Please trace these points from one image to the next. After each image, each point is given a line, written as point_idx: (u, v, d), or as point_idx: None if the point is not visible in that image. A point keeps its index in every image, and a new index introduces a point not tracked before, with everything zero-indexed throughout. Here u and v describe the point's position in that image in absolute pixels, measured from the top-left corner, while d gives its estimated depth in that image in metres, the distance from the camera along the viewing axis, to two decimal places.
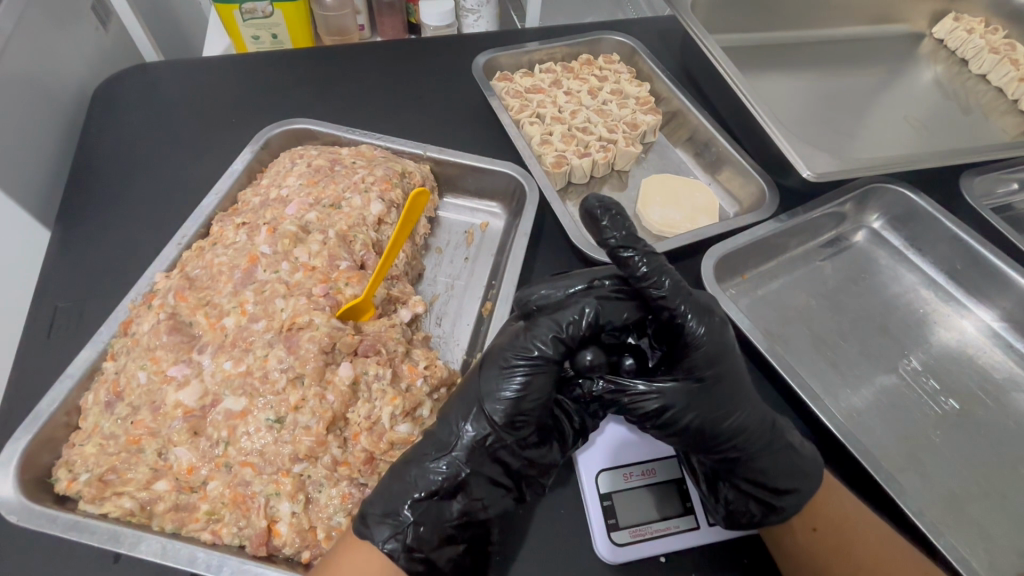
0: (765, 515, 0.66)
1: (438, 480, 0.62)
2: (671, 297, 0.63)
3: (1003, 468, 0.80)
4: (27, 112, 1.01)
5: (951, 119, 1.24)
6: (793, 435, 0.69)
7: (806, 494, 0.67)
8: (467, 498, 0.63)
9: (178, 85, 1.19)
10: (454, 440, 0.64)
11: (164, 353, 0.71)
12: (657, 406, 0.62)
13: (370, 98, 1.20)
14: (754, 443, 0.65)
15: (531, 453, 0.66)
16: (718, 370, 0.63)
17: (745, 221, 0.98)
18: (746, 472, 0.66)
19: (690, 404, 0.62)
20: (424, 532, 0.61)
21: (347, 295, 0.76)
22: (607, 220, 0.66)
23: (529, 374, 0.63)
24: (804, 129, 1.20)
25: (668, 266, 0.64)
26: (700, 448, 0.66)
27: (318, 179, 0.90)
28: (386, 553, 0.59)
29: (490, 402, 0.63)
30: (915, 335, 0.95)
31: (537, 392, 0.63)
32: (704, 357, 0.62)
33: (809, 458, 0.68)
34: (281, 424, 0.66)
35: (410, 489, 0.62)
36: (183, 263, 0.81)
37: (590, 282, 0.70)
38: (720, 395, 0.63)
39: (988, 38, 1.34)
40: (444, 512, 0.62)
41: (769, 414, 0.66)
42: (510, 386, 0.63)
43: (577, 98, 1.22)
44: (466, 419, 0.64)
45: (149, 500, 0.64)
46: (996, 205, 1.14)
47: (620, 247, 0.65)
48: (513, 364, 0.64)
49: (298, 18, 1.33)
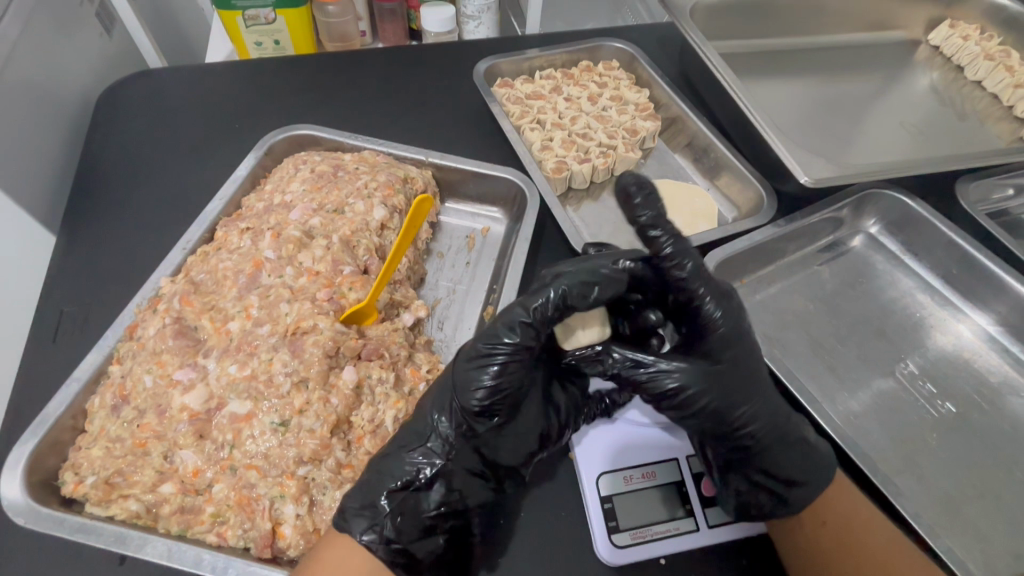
0: (774, 506, 0.67)
1: (415, 472, 0.64)
2: (693, 280, 0.65)
3: (999, 470, 0.81)
4: (32, 118, 1.02)
5: (947, 125, 1.26)
6: (808, 431, 0.69)
7: (816, 488, 0.67)
8: (445, 490, 0.65)
9: (182, 91, 1.20)
10: (431, 431, 0.65)
11: (170, 357, 0.72)
12: (676, 385, 0.63)
13: (372, 104, 1.21)
14: (768, 433, 0.66)
15: (506, 443, 0.66)
16: (735, 353, 0.65)
17: (743, 227, 0.99)
18: (759, 462, 0.67)
19: (709, 386, 0.64)
20: (402, 524, 0.62)
21: (350, 300, 0.77)
22: (642, 199, 0.66)
23: (505, 363, 0.62)
24: (802, 135, 1.21)
25: (693, 250, 0.65)
26: (713, 434, 0.67)
27: (321, 185, 0.91)
28: (363, 545, 0.59)
29: (465, 390, 0.62)
30: (912, 339, 0.96)
31: (511, 381, 0.62)
32: (725, 339, 0.65)
33: (822, 456, 0.68)
34: (285, 427, 0.67)
35: (387, 480, 0.63)
36: (188, 268, 0.82)
37: (614, 262, 0.70)
38: (737, 379, 0.65)
39: (983, 45, 1.36)
40: (421, 504, 0.63)
41: (785, 408, 0.68)
42: (483, 376, 0.62)
43: (576, 104, 1.23)
44: (441, 411, 0.66)
45: (154, 503, 0.65)
46: (992, 211, 1.15)
47: (649, 226, 0.66)
48: (489, 352, 0.62)
49: (301, 25, 1.34)
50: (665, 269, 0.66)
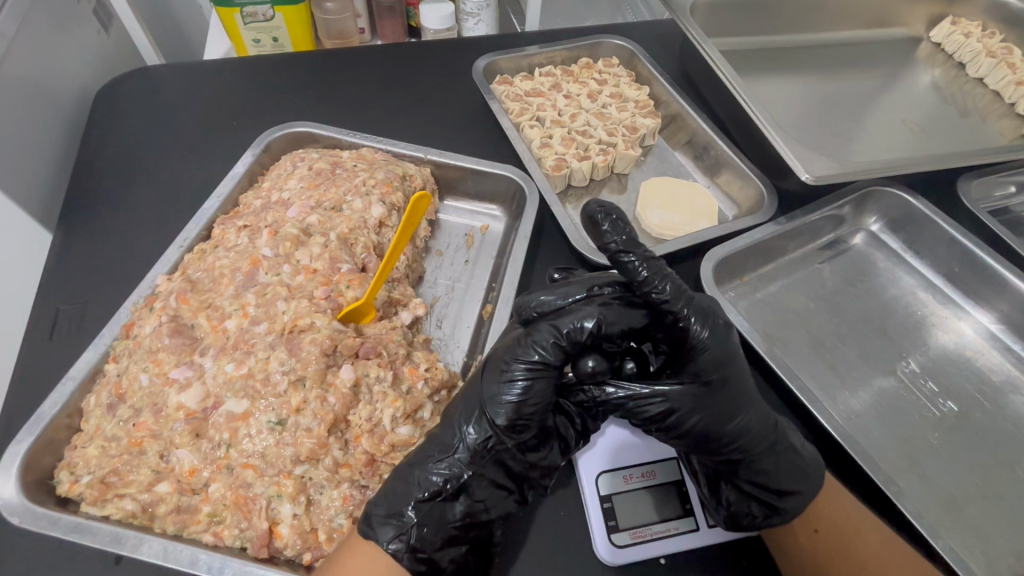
0: (767, 517, 0.66)
1: (440, 483, 0.63)
2: (674, 301, 0.62)
3: (1001, 470, 0.80)
4: (29, 115, 1.01)
5: (948, 123, 1.25)
6: (795, 438, 0.69)
7: (808, 496, 0.67)
8: (470, 500, 0.64)
9: (180, 88, 1.20)
10: (457, 445, 0.64)
11: (166, 355, 0.71)
12: (663, 409, 0.63)
13: (371, 101, 1.21)
14: (756, 445, 0.66)
15: (532, 456, 0.66)
16: (724, 373, 0.63)
17: (744, 224, 0.99)
18: (749, 474, 0.66)
19: (695, 407, 0.63)
20: (427, 533, 0.62)
21: (348, 298, 0.77)
22: (607, 224, 0.64)
23: (529, 379, 0.63)
24: (803, 132, 1.21)
25: (668, 269, 0.63)
26: (703, 450, 0.66)
27: (319, 181, 0.91)
28: (390, 554, 0.59)
29: (492, 404, 0.63)
30: (915, 337, 0.95)
31: (538, 396, 0.63)
32: (709, 361, 0.62)
33: (809, 460, 0.69)
34: (282, 426, 0.66)
35: (413, 490, 0.63)
36: (184, 266, 0.81)
37: (591, 290, 0.68)
38: (724, 397, 0.63)
39: (985, 42, 1.35)
40: (447, 514, 0.63)
41: (772, 417, 0.67)
42: (510, 390, 0.63)
43: (577, 101, 1.22)
44: (469, 422, 0.65)
45: (150, 502, 0.65)
46: (994, 208, 1.15)
47: (621, 252, 0.63)
48: (513, 367, 0.64)
49: (299, 23, 1.33)
50: (643, 295, 0.63)
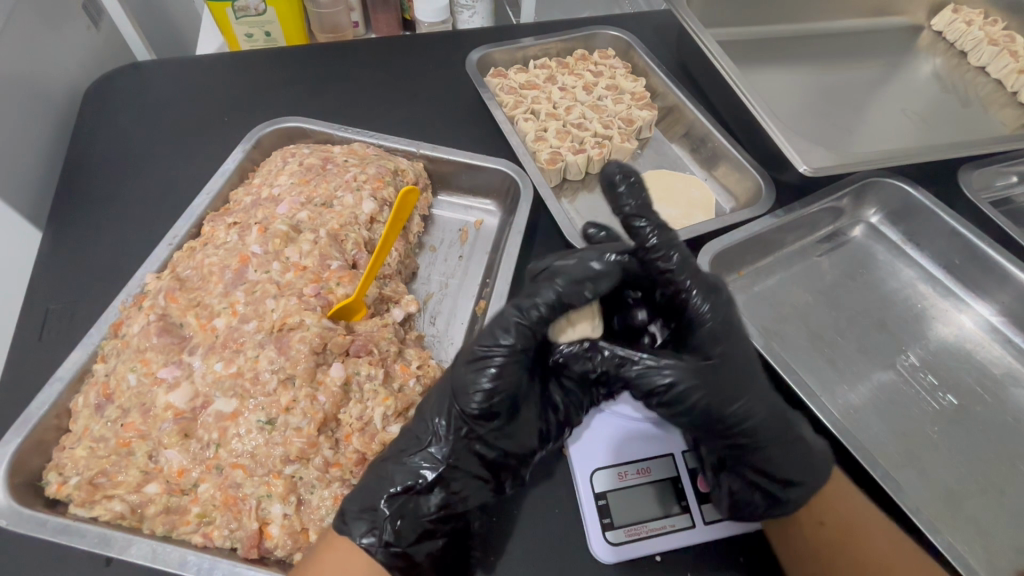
0: (768, 506, 0.65)
1: (416, 477, 0.62)
2: (679, 271, 0.64)
3: (1001, 463, 0.79)
4: (18, 113, 0.99)
5: (948, 112, 1.23)
6: (806, 430, 0.67)
7: (812, 489, 0.65)
8: (444, 493, 0.63)
9: (170, 84, 1.18)
10: (430, 435, 0.64)
11: (154, 355, 0.70)
12: (667, 381, 0.60)
13: (364, 95, 1.19)
14: (765, 433, 0.63)
15: (506, 443, 0.64)
16: (725, 349, 0.62)
17: (739, 216, 0.97)
18: (754, 462, 0.64)
19: (701, 383, 0.60)
20: (402, 528, 0.61)
21: (339, 295, 0.76)
22: (624, 188, 0.66)
23: (501, 365, 0.60)
24: (802, 123, 1.19)
25: (679, 241, 0.65)
26: (708, 431, 0.63)
27: (309, 178, 0.90)
28: (363, 548, 0.59)
29: (463, 394, 0.61)
30: (914, 330, 0.94)
31: (509, 382, 0.60)
32: (710, 335, 0.63)
33: (819, 453, 0.66)
34: (272, 425, 0.65)
35: (386, 484, 0.62)
36: (174, 264, 0.80)
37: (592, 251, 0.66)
38: (730, 374, 0.61)
39: (987, 30, 1.33)
40: (421, 507, 0.62)
41: (781, 408, 0.64)
42: (481, 380, 0.60)
43: (571, 94, 1.21)
44: (440, 414, 0.64)
45: (139, 503, 0.64)
46: (994, 199, 1.13)
47: (634, 215, 0.66)
48: (484, 355, 0.60)
49: (291, 15, 1.31)
50: (653, 263, 0.65)
